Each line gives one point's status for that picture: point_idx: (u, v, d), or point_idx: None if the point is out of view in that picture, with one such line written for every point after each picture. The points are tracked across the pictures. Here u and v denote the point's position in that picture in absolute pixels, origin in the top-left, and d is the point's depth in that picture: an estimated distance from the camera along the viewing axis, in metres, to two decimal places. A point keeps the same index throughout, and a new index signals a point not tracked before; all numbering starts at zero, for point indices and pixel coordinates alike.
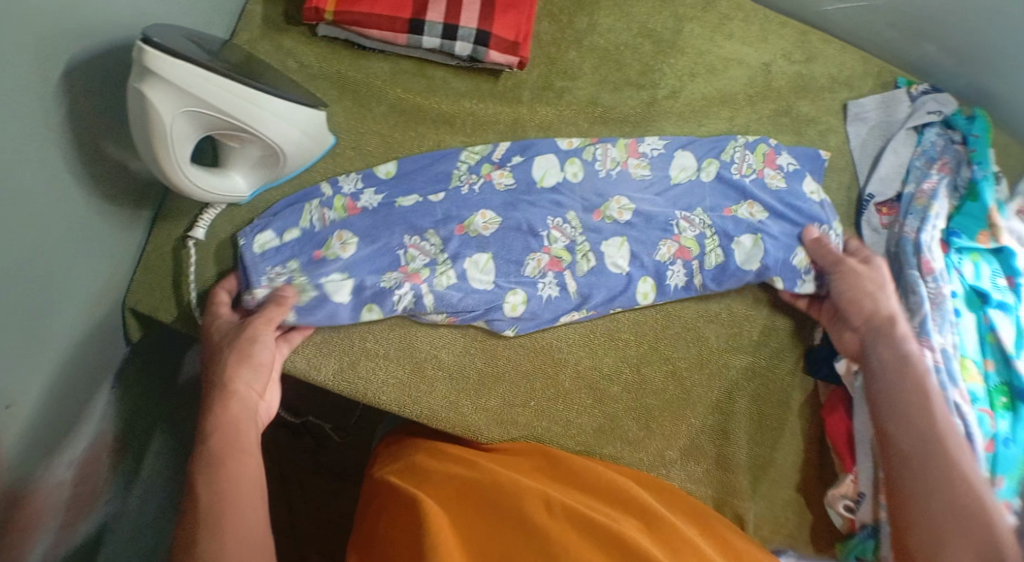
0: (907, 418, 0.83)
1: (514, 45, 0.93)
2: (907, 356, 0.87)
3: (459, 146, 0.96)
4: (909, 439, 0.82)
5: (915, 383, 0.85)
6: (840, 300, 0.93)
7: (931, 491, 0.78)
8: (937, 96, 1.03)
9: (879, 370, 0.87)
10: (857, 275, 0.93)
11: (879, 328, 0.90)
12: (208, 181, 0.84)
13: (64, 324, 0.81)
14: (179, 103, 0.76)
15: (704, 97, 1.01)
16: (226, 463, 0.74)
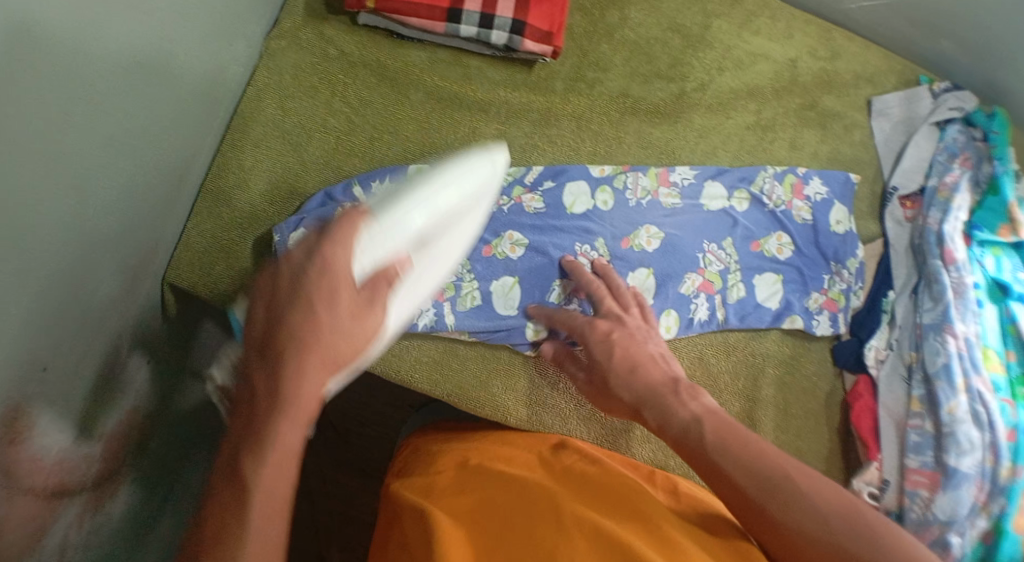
0: (724, 489, 0.71)
1: (549, 34, 0.96)
2: (696, 414, 0.76)
3: (493, 132, 0.98)
4: (740, 499, 0.70)
5: (716, 433, 0.74)
6: (620, 372, 0.83)
7: (806, 547, 0.66)
8: (958, 94, 1.05)
9: (684, 441, 0.75)
10: (627, 348, 0.84)
11: (653, 400, 0.80)
12: (383, 246, 0.72)
13: (102, 293, 0.83)
14: (457, 195, 0.81)
15: (733, 90, 1.02)
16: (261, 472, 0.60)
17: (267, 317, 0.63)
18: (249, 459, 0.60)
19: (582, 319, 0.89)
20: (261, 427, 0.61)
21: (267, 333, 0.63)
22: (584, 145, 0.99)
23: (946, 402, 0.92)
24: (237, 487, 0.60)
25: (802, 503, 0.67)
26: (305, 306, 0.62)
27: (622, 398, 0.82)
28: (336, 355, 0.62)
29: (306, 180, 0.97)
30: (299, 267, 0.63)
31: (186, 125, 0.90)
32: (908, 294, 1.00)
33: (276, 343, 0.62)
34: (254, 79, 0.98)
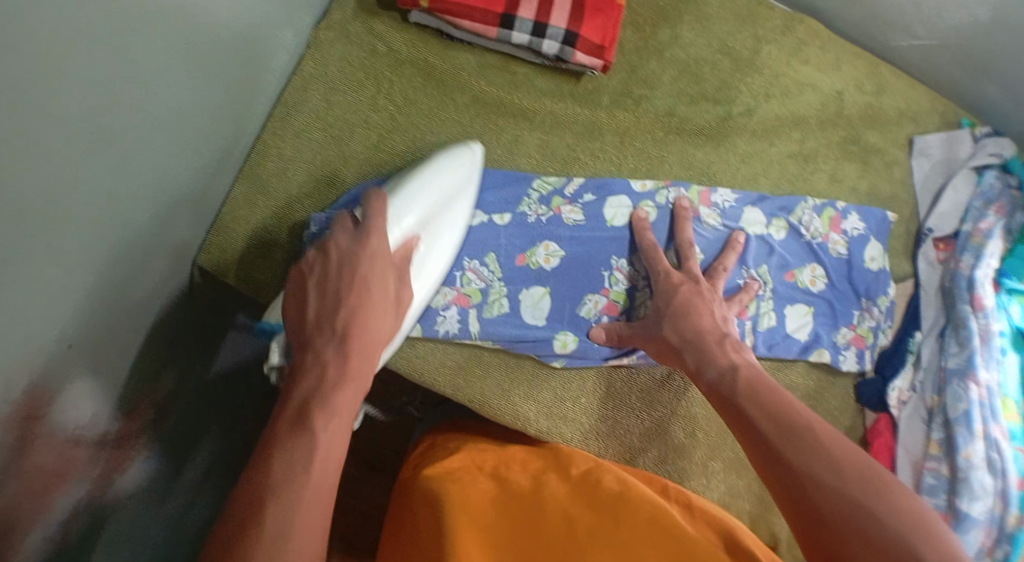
0: (749, 436, 0.74)
1: (600, 48, 0.95)
2: (734, 365, 0.81)
3: (535, 142, 0.97)
4: (761, 443, 0.72)
5: (749, 382, 0.78)
6: (679, 311, 0.87)
7: (820, 492, 0.66)
8: (998, 139, 1.06)
9: (718, 388, 0.80)
10: (692, 296, 0.88)
11: (700, 343, 0.84)
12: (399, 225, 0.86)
13: (131, 272, 0.82)
14: (446, 182, 0.89)
15: (778, 118, 1.02)
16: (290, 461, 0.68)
17: (321, 303, 0.80)
18: (321, 413, 0.72)
19: (665, 267, 0.92)
20: (326, 389, 0.74)
21: (328, 314, 0.79)
22: (625, 161, 0.98)
23: (964, 447, 0.93)
24: (308, 435, 0.70)
25: (821, 452, 0.69)
26: (359, 289, 0.80)
27: (669, 338, 0.86)
28: (369, 333, 0.79)
29: (344, 173, 0.96)
30: (350, 257, 0.81)
31: (228, 111, 0.90)
32: (934, 336, 1.01)
33: (336, 319, 0.78)
34: (300, 67, 0.96)
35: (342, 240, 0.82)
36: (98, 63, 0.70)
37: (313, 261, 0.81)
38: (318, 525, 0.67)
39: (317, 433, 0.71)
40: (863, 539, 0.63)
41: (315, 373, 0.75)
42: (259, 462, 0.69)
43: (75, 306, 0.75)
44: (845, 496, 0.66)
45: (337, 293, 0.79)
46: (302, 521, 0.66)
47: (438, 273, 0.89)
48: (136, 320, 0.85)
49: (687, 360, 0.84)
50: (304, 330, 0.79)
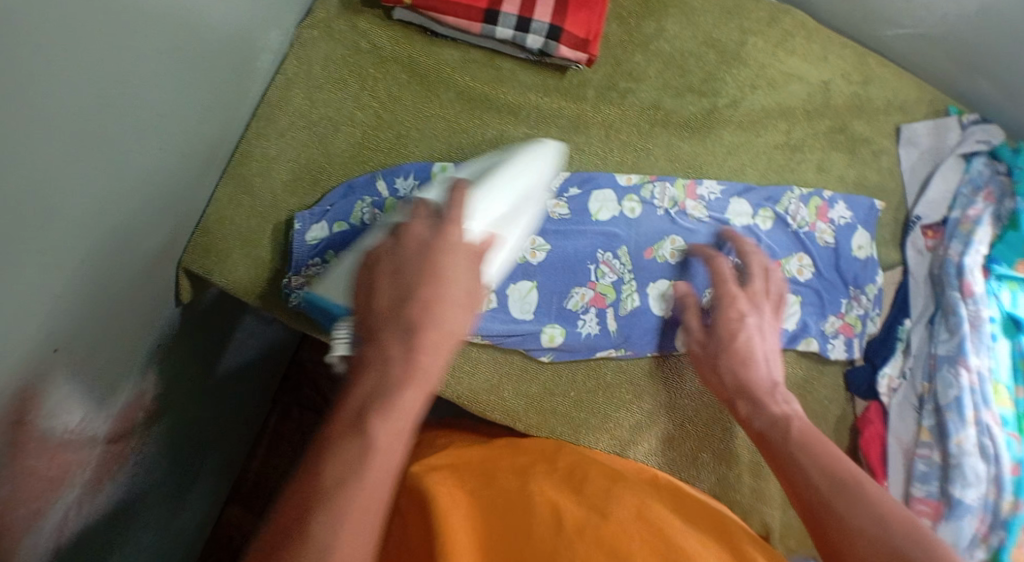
0: (796, 487, 0.74)
1: (584, 42, 0.95)
2: (782, 413, 0.81)
3: (521, 136, 0.98)
4: (808, 494, 0.73)
5: (800, 433, 0.78)
6: (731, 355, 0.88)
7: (864, 549, 0.67)
8: (986, 127, 1.06)
9: (767, 434, 0.80)
10: (749, 343, 0.88)
11: (749, 389, 0.85)
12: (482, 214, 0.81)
13: (117, 276, 0.83)
14: (528, 183, 0.86)
15: (764, 109, 1.02)
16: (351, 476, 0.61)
17: (392, 297, 0.70)
18: (378, 415, 0.64)
19: (735, 287, 0.91)
20: (389, 387, 0.65)
21: (392, 306, 0.69)
22: (611, 155, 0.98)
23: (955, 433, 0.93)
24: (364, 439, 0.63)
25: (868, 507, 0.69)
26: (429, 281, 0.69)
27: (725, 377, 0.88)
28: (440, 332, 0.68)
29: (330, 170, 0.97)
30: (431, 244, 0.71)
31: (214, 114, 0.90)
32: (923, 324, 1.01)
33: (402, 314, 0.68)
34: (284, 67, 0.97)
35: (421, 232, 0.72)
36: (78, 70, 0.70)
37: (381, 252, 0.73)
38: (360, 544, 0.60)
39: (374, 436, 0.63)
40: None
41: (377, 370, 0.66)
42: (307, 467, 0.63)
43: (60, 312, 0.75)
44: (889, 553, 0.66)
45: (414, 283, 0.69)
46: (345, 543, 0.59)
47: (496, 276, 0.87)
48: (125, 323, 0.86)
49: (741, 405, 0.85)
50: (370, 322, 0.69)
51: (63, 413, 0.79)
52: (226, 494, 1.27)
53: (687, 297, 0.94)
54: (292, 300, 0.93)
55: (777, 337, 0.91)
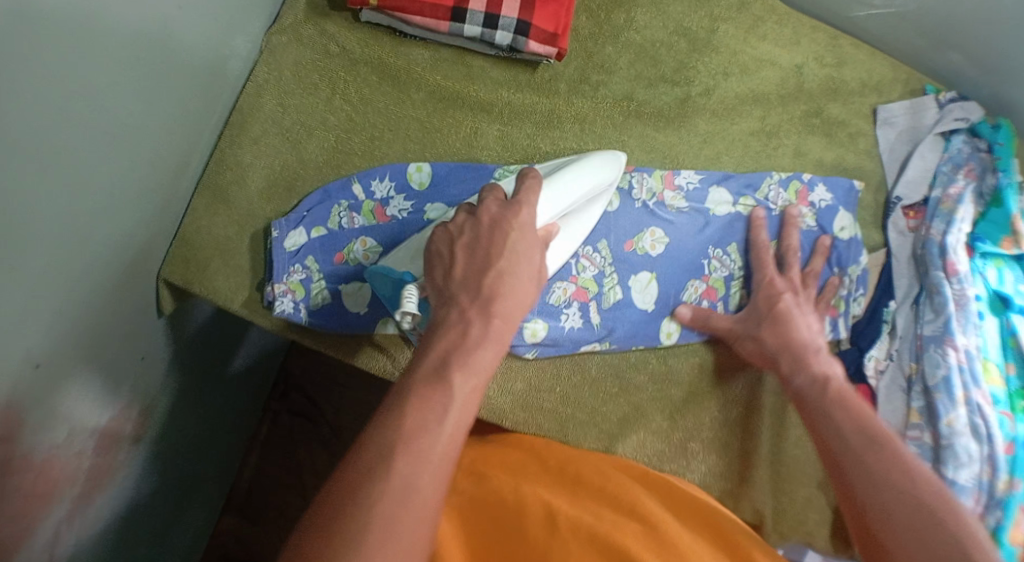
0: (827, 442, 0.78)
1: (553, 36, 0.95)
2: (822, 374, 0.85)
3: (495, 133, 0.97)
4: (841, 446, 0.76)
5: (839, 392, 0.82)
6: (775, 316, 0.92)
7: (884, 496, 0.70)
8: (964, 104, 1.05)
9: (806, 392, 0.84)
10: (789, 309, 0.92)
11: (792, 351, 0.88)
12: (555, 205, 0.87)
13: (94, 287, 0.82)
14: (595, 182, 0.90)
15: (738, 95, 1.01)
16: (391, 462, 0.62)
17: (468, 263, 0.76)
18: (458, 371, 0.68)
19: (773, 267, 0.96)
20: (468, 351, 0.70)
21: (471, 275, 0.75)
22: (586, 148, 0.98)
23: (945, 414, 0.92)
24: (441, 393, 0.67)
25: (897, 462, 0.72)
26: (508, 258, 0.76)
27: (765, 341, 0.91)
28: (512, 307, 0.74)
29: (304, 176, 0.96)
30: (501, 220, 0.78)
31: (184, 123, 0.90)
32: (909, 305, 1.00)
33: (482, 283, 0.74)
34: (254, 75, 0.96)
35: (494, 209, 0.79)
36: (41, 80, 0.69)
37: (461, 224, 0.78)
38: (430, 492, 0.62)
39: (452, 391, 0.67)
40: (921, 537, 0.66)
41: (453, 334, 0.71)
42: (386, 415, 0.66)
43: (34, 324, 0.75)
44: (910, 503, 0.69)
45: (490, 260, 0.75)
46: (420, 487, 0.62)
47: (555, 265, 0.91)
48: (104, 337, 0.85)
49: (781, 364, 0.89)
50: (447, 289, 0.75)
51: (46, 430, 0.79)
52: (220, 505, 1.27)
53: (706, 313, 0.95)
54: (275, 308, 0.91)
55: (818, 314, 0.94)
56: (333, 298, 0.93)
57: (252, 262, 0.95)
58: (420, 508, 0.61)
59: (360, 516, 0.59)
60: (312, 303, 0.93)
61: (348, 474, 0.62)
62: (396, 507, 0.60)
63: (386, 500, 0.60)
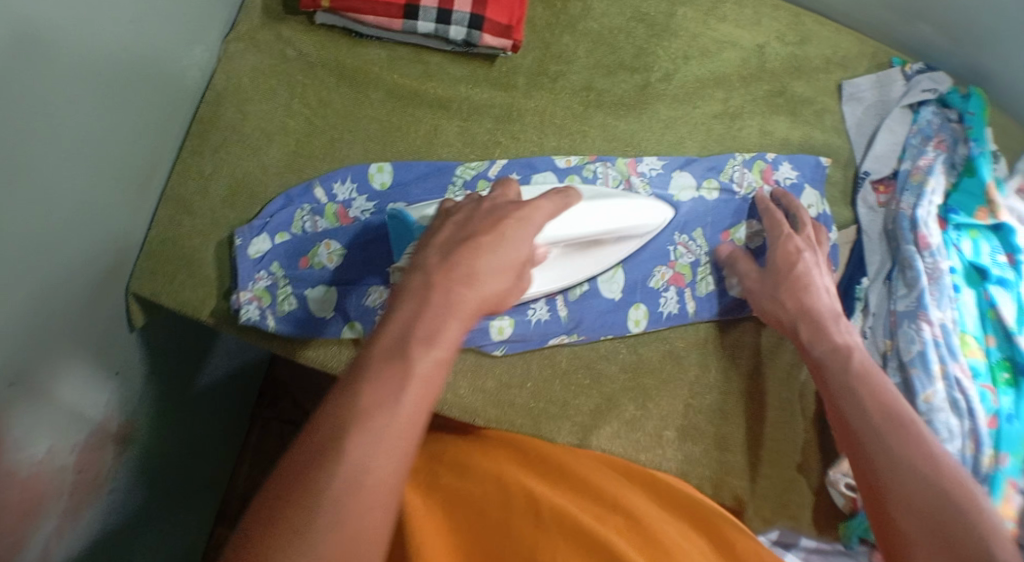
0: (846, 419, 0.79)
1: (507, 28, 0.95)
2: (841, 345, 0.86)
3: (454, 129, 0.97)
4: (862, 422, 0.77)
5: (859, 368, 0.83)
6: (793, 278, 0.91)
7: (900, 474, 0.72)
8: (932, 74, 1.03)
9: (828, 363, 0.85)
10: (808, 270, 0.92)
11: (813, 317, 0.89)
12: (580, 226, 0.87)
13: (63, 301, 0.82)
14: (636, 222, 0.93)
15: (699, 79, 1.01)
16: (343, 445, 0.59)
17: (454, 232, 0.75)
18: (418, 347, 0.64)
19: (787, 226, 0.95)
20: (429, 320, 0.67)
21: (448, 247, 0.73)
22: (547, 140, 0.97)
23: (922, 391, 0.90)
24: (399, 371, 0.63)
25: (914, 439, 0.74)
26: (495, 236, 0.74)
27: (785, 304, 0.91)
28: (477, 272, 0.71)
29: (265, 182, 0.96)
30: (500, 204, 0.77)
31: (146, 134, 0.90)
32: (881, 281, 0.99)
33: (453, 254, 0.72)
34: (212, 83, 0.97)
35: (500, 198, 0.78)
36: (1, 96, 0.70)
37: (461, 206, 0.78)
38: (391, 469, 0.60)
39: (411, 368, 0.63)
40: (927, 511, 0.68)
41: (411, 307, 0.68)
42: (345, 389, 0.62)
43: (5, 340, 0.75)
44: (929, 485, 0.70)
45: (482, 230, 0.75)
46: (375, 466, 0.59)
47: (549, 286, 0.92)
48: (76, 352, 0.86)
49: (799, 328, 0.89)
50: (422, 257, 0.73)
51: (23, 447, 0.79)
52: (213, 515, 1.26)
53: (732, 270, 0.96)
54: (241, 316, 0.90)
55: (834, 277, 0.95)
56: (300, 303, 0.92)
57: (218, 271, 0.94)
58: (376, 489, 0.59)
59: (313, 492, 0.57)
60: (279, 308, 0.91)
61: (318, 433, 0.60)
62: (351, 488, 0.58)
63: (339, 481, 0.58)
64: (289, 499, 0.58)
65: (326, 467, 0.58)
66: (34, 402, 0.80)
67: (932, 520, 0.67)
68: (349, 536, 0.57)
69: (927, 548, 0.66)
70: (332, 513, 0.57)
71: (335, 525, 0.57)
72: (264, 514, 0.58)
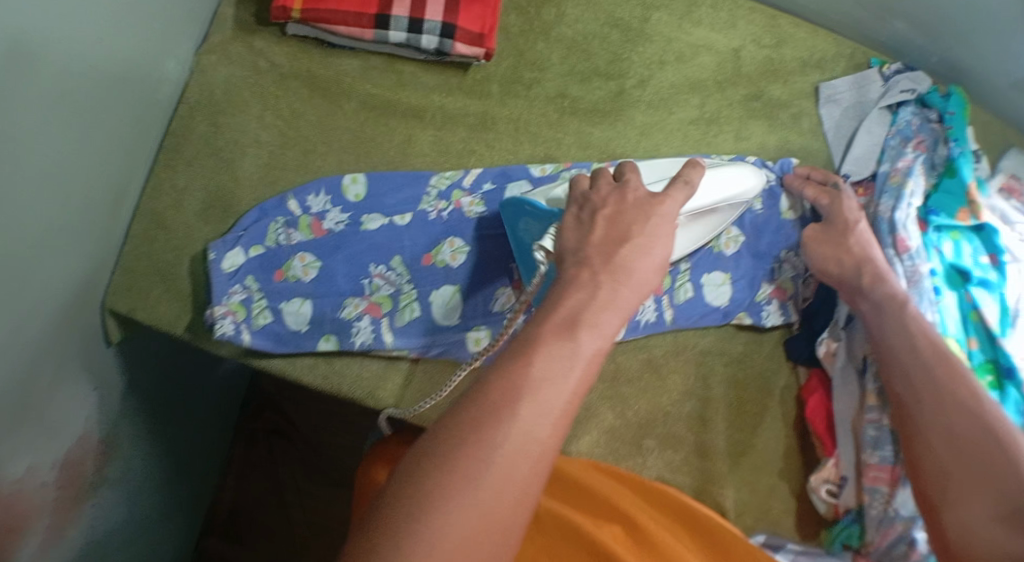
0: (899, 361, 0.84)
1: (480, 37, 0.95)
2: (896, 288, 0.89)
3: (429, 139, 0.97)
4: (914, 367, 0.83)
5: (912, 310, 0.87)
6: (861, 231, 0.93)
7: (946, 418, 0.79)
8: (910, 75, 1.03)
9: (882, 306, 0.88)
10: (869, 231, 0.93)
11: (878, 263, 0.90)
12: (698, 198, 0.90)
13: (38, 321, 0.82)
14: (740, 186, 0.94)
15: (674, 84, 1.01)
16: (513, 416, 0.60)
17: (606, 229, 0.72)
18: (588, 329, 0.65)
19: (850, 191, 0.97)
20: (595, 306, 0.66)
21: (608, 246, 0.71)
22: (522, 148, 0.97)
23: None
24: (568, 352, 0.63)
25: (962, 389, 0.80)
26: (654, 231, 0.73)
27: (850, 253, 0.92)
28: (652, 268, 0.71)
29: (239, 195, 0.95)
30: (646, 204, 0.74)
31: (119, 148, 0.89)
32: None
33: (617, 253, 0.70)
34: (186, 95, 0.96)
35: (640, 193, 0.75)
36: None
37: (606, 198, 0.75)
38: (548, 448, 0.60)
39: (578, 350, 0.63)
40: (968, 462, 0.76)
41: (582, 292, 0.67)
42: (515, 357, 0.62)
43: None
44: (974, 435, 0.77)
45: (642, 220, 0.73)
46: (536, 441, 0.60)
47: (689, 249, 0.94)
48: (52, 369, 0.85)
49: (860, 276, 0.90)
50: (582, 252, 0.71)
51: None
52: (199, 526, 1.27)
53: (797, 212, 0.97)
54: (216, 331, 0.89)
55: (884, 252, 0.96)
56: (275, 317, 0.91)
57: (191, 284, 0.93)
58: (525, 466, 0.59)
59: (483, 453, 0.58)
60: (253, 323, 0.90)
61: (492, 399, 0.60)
62: (509, 459, 0.59)
63: (503, 455, 0.58)
64: (448, 464, 0.58)
65: (481, 440, 0.58)
66: (10, 421, 0.79)
67: (976, 470, 0.76)
68: (508, 500, 0.58)
69: (967, 498, 0.75)
70: (492, 484, 0.58)
71: (498, 486, 0.58)
72: (417, 473, 0.58)
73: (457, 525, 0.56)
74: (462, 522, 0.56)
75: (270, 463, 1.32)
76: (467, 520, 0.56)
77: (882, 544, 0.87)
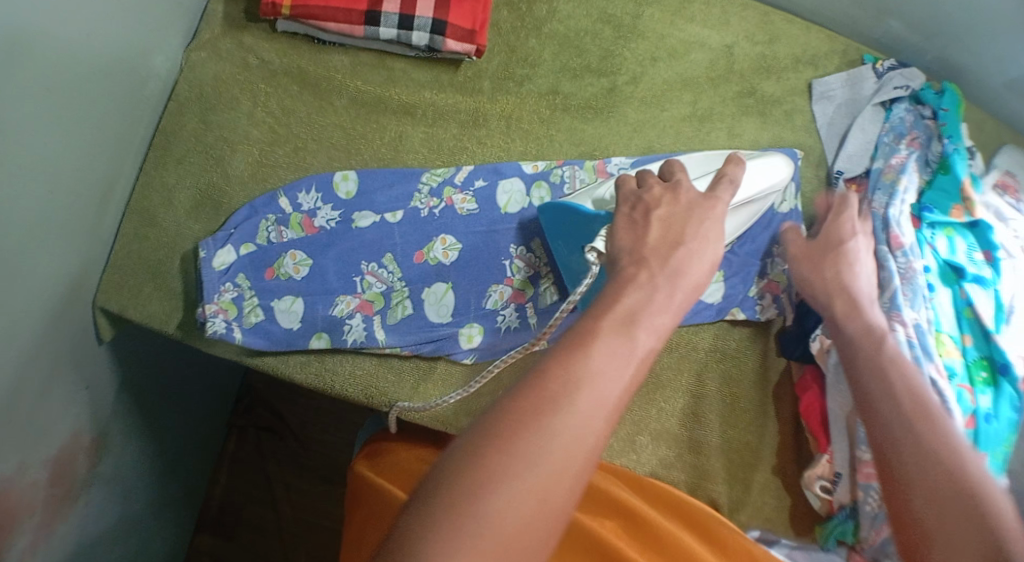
0: (870, 398, 0.80)
1: (471, 33, 0.94)
2: (872, 326, 0.86)
3: (420, 136, 0.97)
4: (890, 404, 0.79)
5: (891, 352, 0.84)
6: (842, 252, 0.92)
7: (918, 452, 0.73)
8: (904, 71, 1.02)
9: (859, 340, 0.85)
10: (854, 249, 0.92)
11: (850, 294, 0.89)
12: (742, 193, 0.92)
13: (28, 320, 0.81)
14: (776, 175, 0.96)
15: (666, 81, 1.00)
16: (574, 403, 0.58)
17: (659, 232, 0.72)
18: (644, 330, 0.64)
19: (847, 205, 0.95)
20: (655, 310, 0.66)
21: (665, 247, 0.71)
22: (514, 145, 0.97)
23: None
24: (626, 349, 0.62)
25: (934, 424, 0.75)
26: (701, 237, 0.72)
27: (825, 273, 0.91)
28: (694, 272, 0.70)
29: (230, 192, 0.95)
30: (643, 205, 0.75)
31: (109, 147, 0.89)
32: None
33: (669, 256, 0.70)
34: (175, 92, 0.96)
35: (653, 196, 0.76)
36: None
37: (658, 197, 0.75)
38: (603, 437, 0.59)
39: (636, 349, 0.63)
40: (946, 494, 0.69)
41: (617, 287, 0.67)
42: (575, 345, 0.61)
43: None
44: (945, 469, 0.71)
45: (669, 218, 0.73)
46: (592, 432, 0.58)
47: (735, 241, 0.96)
48: (43, 369, 0.84)
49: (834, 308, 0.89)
50: (639, 252, 0.71)
51: None
52: (192, 524, 1.27)
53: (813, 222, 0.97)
54: (208, 329, 0.88)
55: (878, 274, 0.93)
56: (266, 315, 0.90)
57: (181, 282, 0.93)
58: (582, 455, 0.58)
59: (539, 436, 0.57)
60: (243, 321, 0.90)
61: (550, 385, 0.59)
62: (568, 445, 0.57)
63: (562, 439, 0.57)
64: (502, 440, 0.56)
65: (551, 415, 0.58)
66: None
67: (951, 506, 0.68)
68: (559, 485, 0.56)
69: (943, 532, 0.67)
70: (549, 467, 0.56)
71: (558, 467, 0.56)
72: (475, 446, 0.57)
73: (513, 501, 0.55)
74: (517, 500, 0.55)
75: (262, 462, 1.31)
76: (526, 501, 0.55)
77: (875, 540, 0.86)
